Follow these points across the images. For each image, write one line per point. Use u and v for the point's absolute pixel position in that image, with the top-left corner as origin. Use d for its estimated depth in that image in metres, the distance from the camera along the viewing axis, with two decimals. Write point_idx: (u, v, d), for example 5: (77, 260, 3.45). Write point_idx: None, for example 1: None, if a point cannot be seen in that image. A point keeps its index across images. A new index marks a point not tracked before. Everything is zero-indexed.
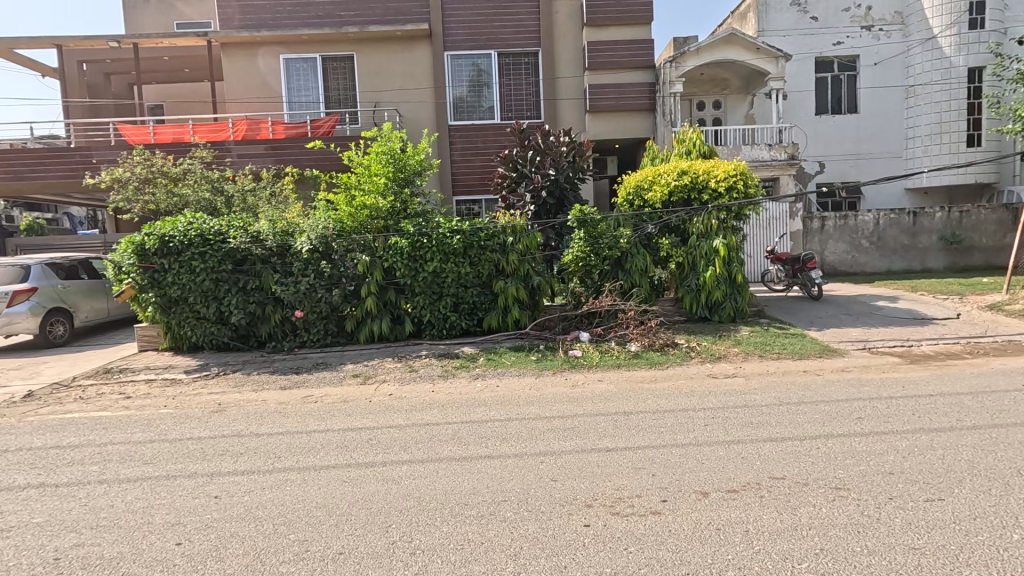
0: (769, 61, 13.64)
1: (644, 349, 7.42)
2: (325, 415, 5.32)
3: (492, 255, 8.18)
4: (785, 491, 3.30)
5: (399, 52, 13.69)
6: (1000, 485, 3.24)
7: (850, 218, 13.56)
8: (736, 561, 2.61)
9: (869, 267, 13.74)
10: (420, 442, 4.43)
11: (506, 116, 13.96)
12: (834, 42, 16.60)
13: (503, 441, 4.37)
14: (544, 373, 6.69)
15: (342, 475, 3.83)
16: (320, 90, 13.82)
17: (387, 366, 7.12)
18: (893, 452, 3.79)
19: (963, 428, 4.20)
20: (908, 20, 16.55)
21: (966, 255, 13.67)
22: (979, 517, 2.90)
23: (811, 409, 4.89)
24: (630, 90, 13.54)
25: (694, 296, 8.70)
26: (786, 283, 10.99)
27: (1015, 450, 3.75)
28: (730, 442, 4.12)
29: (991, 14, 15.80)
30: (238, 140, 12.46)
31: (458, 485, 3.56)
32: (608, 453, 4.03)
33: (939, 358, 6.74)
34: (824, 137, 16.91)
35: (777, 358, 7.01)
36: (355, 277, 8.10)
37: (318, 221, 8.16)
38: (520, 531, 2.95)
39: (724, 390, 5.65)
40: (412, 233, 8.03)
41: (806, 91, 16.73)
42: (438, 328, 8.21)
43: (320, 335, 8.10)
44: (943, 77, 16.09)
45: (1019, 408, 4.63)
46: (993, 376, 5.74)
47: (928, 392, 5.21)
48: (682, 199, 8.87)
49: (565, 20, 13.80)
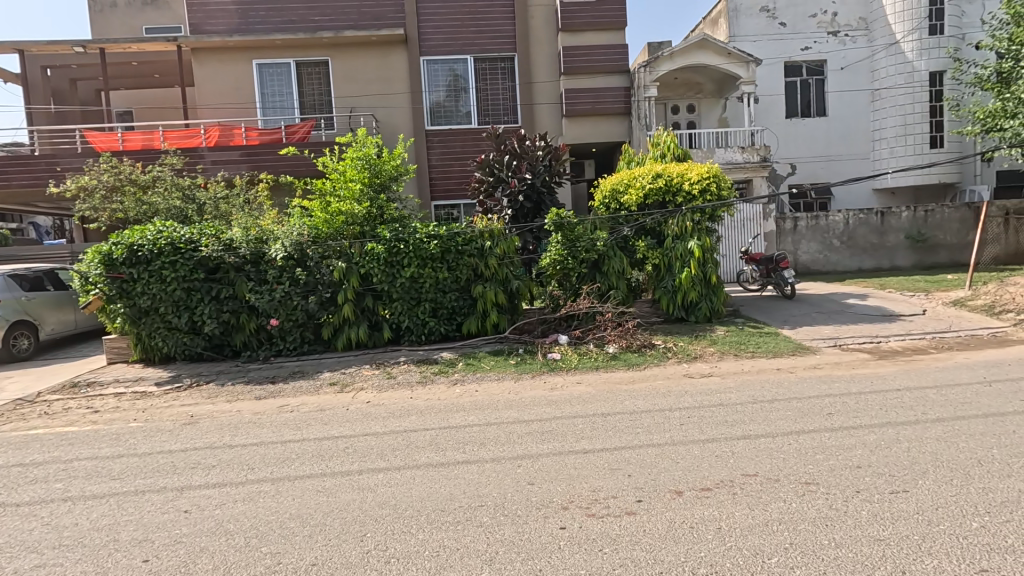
0: (740, 66, 13.97)
1: (621, 350, 7.51)
2: (301, 425, 5.24)
3: (470, 260, 8.17)
4: (756, 487, 3.36)
5: (374, 57, 13.62)
6: (961, 475, 3.35)
7: (821, 218, 13.89)
8: (708, 559, 2.64)
9: (840, 265, 14.09)
10: (397, 450, 4.40)
11: (484, 120, 14.00)
12: (802, 48, 17.03)
13: (480, 446, 4.36)
14: (524, 376, 6.71)
15: (316, 485, 3.78)
16: (295, 96, 13.67)
17: (365, 373, 7.07)
18: (861, 446, 3.89)
19: (927, 421, 4.33)
20: (872, 25, 17.07)
21: (931, 253, 14.11)
22: (941, 507, 2.99)
23: (784, 406, 4.99)
24: (605, 94, 13.71)
25: (671, 296, 8.81)
26: (760, 283, 11.19)
27: (976, 441, 3.87)
28: (705, 441, 4.17)
29: (949, 20, 16.43)
30: (211, 147, 12.26)
31: (435, 492, 3.54)
32: (585, 455, 4.05)
33: (906, 354, 6.95)
34: (795, 139, 17.30)
35: (751, 357, 7.13)
36: (331, 283, 8.02)
37: (292, 228, 8.05)
38: (496, 536, 2.94)
39: (699, 390, 5.74)
40: (388, 238, 7.97)
41: (776, 94, 17.13)
42: (417, 333, 8.17)
43: (297, 343, 8.01)
44: (906, 81, 16.61)
45: (979, 400, 4.80)
46: (957, 370, 5.93)
47: (895, 387, 5.36)
48: (657, 201, 8.94)
49: (540, 25, 13.89)
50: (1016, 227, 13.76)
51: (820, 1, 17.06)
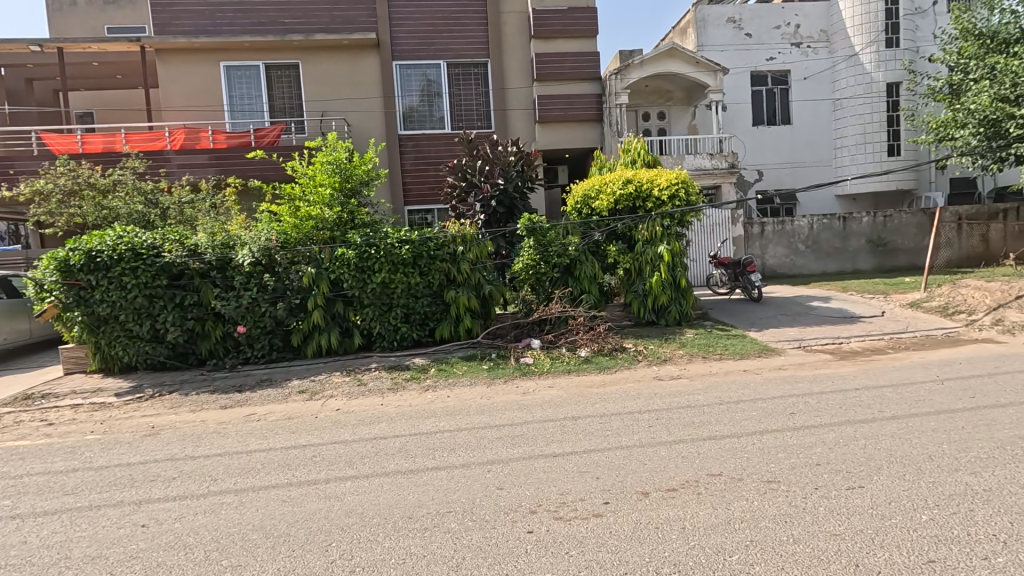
0: (708, 74, 14.28)
1: (593, 353, 7.59)
2: (267, 434, 5.13)
3: (442, 265, 8.15)
4: (720, 486, 3.43)
5: (346, 61, 13.50)
6: (913, 470, 3.48)
7: (787, 223, 14.30)
8: (672, 558, 2.68)
9: (806, 269, 14.50)
10: (366, 457, 4.35)
11: (457, 125, 13.99)
12: (767, 58, 17.55)
13: (451, 451, 4.34)
14: (496, 381, 6.71)
15: (282, 495, 3.70)
16: (264, 99, 13.45)
17: (335, 380, 6.97)
18: (821, 444, 4.01)
19: (883, 419, 4.49)
20: (833, 37, 17.70)
21: (891, 256, 14.66)
22: (894, 501, 3.10)
23: (750, 406, 5.10)
24: (577, 101, 13.90)
25: (642, 301, 8.95)
26: (728, 286, 11.46)
27: (928, 436, 4.03)
28: (672, 442, 4.25)
29: (904, 34, 17.14)
30: (177, 150, 11.96)
31: (403, 499, 3.51)
32: (554, 458, 4.07)
33: (866, 354, 7.19)
34: (761, 147, 17.78)
35: (719, 358, 7.29)
36: (301, 289, 7.90)
37: (260, 233, 7.90)
38: (463, 542, 2.93)
39: (669, 391, 5.85)
40: (359, 244, 7.90)
41: (743, 103, 17.58)
42: (389, 339, 8.10)
43: (265, 350, 7.86)
44: (865, 91, 17.26)
45: (932, 398, 5.00)
46: (913, 369, 6.16)
47: (853, 386, 5.54)
48: (628, 207, 9.05)
49: (513, 32, 13.98)
50: (968, 231, 14.41)
51: (784, 13, 17.62)
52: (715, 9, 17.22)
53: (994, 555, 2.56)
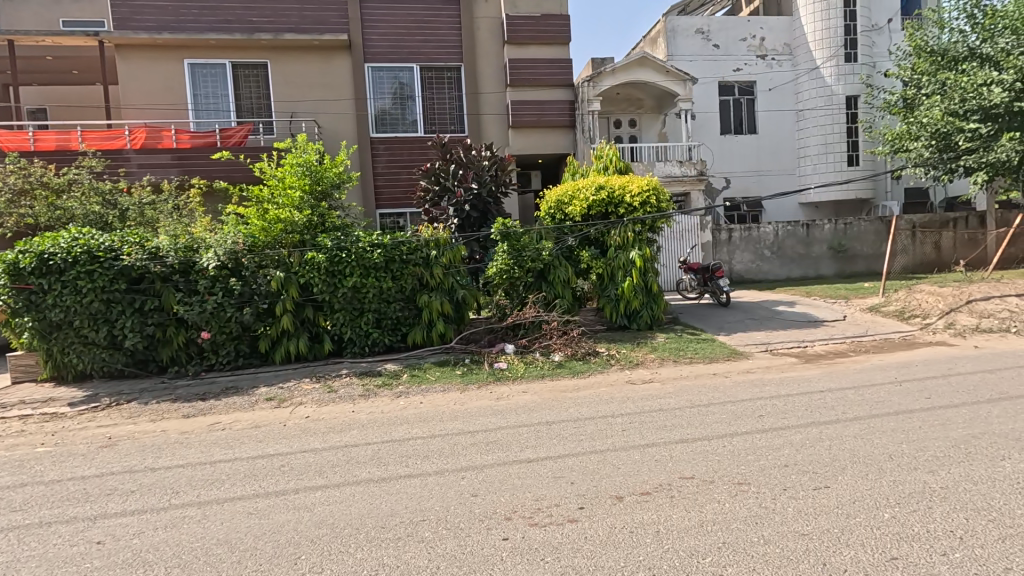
0: (677, 84, 14.68)
1: (567, 358, 7.62)
2: (233, 443, 4.96)
3: (415, 269, 8.06)
4: (693, 489, 3.47)
5: (316, 61, 13.28)
6: (875, 469, 3.60)
7: (753, 230, 14.70)
8: (646, 562, 2.70)
9: (771, 274, 14.91)
10: (337, 466, 4.24)
11: (430, 129, 13.91)
12: (734, 69, 18.05)
13: (424, 459, 4.28)
14: (469, 387, 6.65)
15: (248, 507, 3.58)
16: (231, 98, 13.10)
17: (305, 388, 6.79)
18: (788, 446, 4.11)
19: (846, 420, 4.63)
20: (795, 51, 18.35)
21: (851, 262, 15.22)
22: (857, 500, 3.20)
23: (720, 409, 5.20)
24: (550, 107, 14.02)
25: (614, 305, 9.05)
26: (698, 291, 11.67)
27: (887, 437, 4.18)
28: (645, 446, 4.29)
29: (862, 49, 17.89)
30: (137, 149, 11.53)
31: (375, 508, 3.44)
32: (529, 464, 4.05)
33: (828, 357, 7.42)
34: (729, 155, 18.25)
35: (690, 362, 7.42)
36: (268, 293, 7.69)
37: (226, 236, 7.67)
38: (437, 551, 2.88)
39: (641, 395, 5.91)
40: (329, 247, 7.73)
41: (711, 112, 18.01)
42: (360, 345, 7.98)
43: (231, 357, 7.62)
44: (826, 103, 17.93)
45: (891, 399, 5.19)
46: (873, 371, 6.38)
47: (818, 389, 5.71)
48: (600, 212, 9.16)
49: (487, 37, 13.99)
50: (921, 239, 15.10)
51: (750, 26, 18.17)
52: (684, 20, 17.63)
53: (952, 550, 2.66)
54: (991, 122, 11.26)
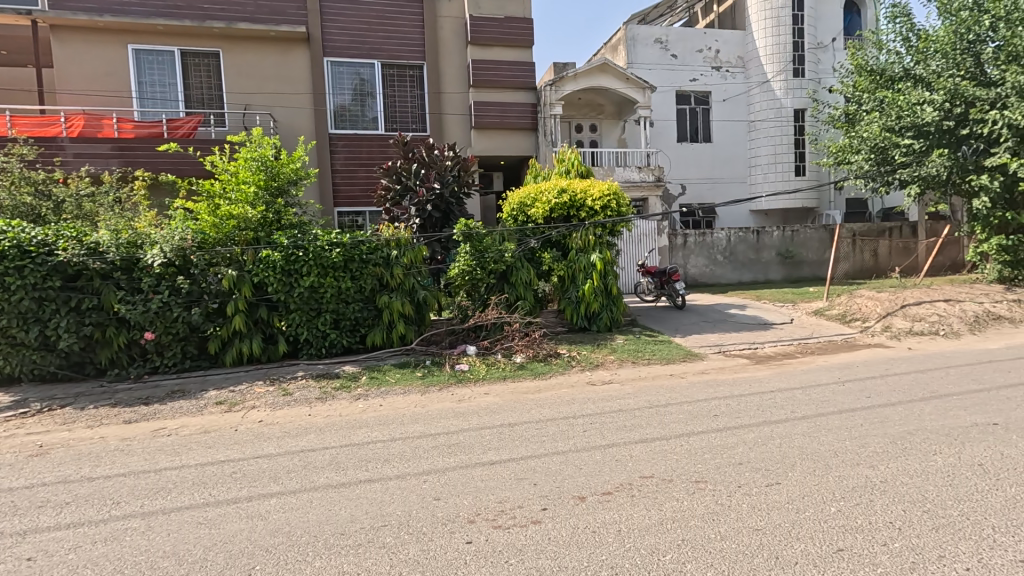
0: (637, 91, 15.06)
1: (529, 359, 7.65)
2: (178, 450, 4.71)
3: (376, 269, 7.90)
4: (653, 488, 3.55)
5: (273, 54, 12.85)
6: (822, 466, 3.78)
7: (707, 236, 15.21)
8: (608, 561, 2.73)
9: (724, 279, 15.45)
10: (293, 471, 4.11)
11: (391, 127, 13.70)
12: (691, 79, 18.64)
13: (384, 463, 4.20)
14: (431, 389, 6.58)
15: (197, 516, 3.41)
16: (179, 87, 12.48)
17: (257, 391, 6.54)
18: (742, 444, 4.26)
19: (796, 419, 4.85)
20: (748, 64, 19.14)
21: (797, 268, 15.97)
22: (807, 496, 3.34)
23: (678, 409, 5.34)
24: (513, 110, 14.08)
25: (575, 307, 9.14)
26: (655, 293, 11.97)
27: (833, 434, 4.40)
28: (606, 446, 4.35)
29: (809, 65, 18.86)
30: (73, 137, 10.89)
31: (334, 515, 3.35)
32: (492, 466, 4.04)
33: (777, 358, 7.76)
34: (685, 162, 18.81)
35: (648, 363, 7.60)
36: (219, 293, 7.38)
37: (173, 231, 7.31)
38: (399, 557, 2.83)
39: (602, 396, 5.99)
40: (286, 246, 7.49)
41: (669, 120, 18.51)
42: (317, 346, 7.75)
43: (176, 359, 7.27)
44: (776, 115, 18.79)
45: (836, 398, 5.48)
46: (819, 372, 6.72)
47: (770, 388, 5.96)
48: (562, 215, 9.24)
49: (450, 36, 13.90)
50: (861, 246, 16.00)
51: (706, 38, 18.81)
52: (644, 29, 18.05)
53: (892, 540, 2.82)
54: (923, 138, 11.81)
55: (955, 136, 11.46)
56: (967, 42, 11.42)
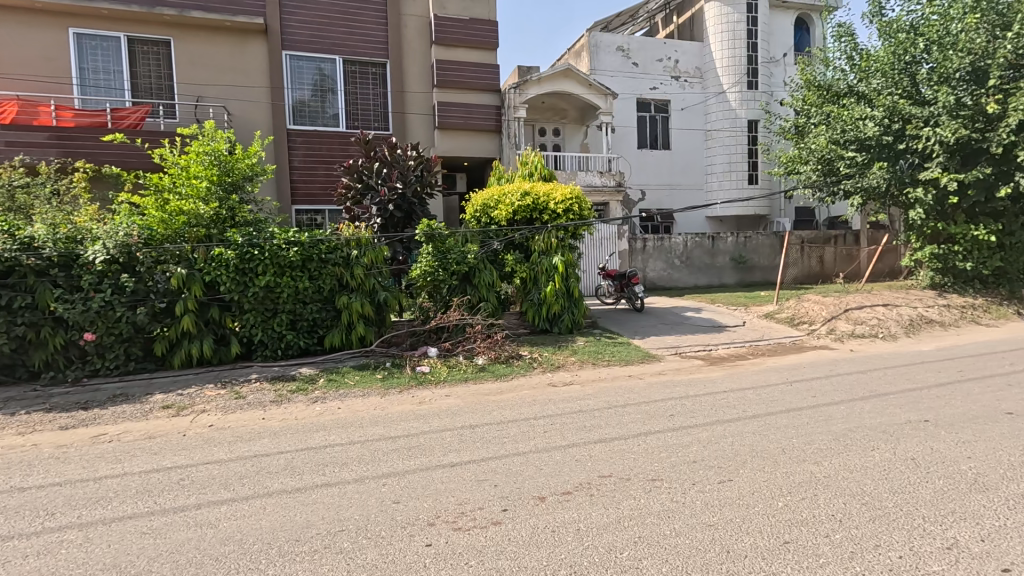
0: (600, 97, 15.33)
1: (490, 361, 7.64)
2: (120, 457, 4.47)
3: (335, 269, 7.75)
4: (611, 487, 3.61)
5: (229, 45, 12.40)
6: (770, 462, 3.95)
7: (665, 240, 15.63)
8: (568, 560, 2.77)
9: (681, 282, 15.90)
10: (246, 477, 3.97)
11: (353, 124, 13.45)
12: (651, 87, 19.11)
13: (342, 466, 4.12)
14: (391, 392, 6.48)
15: (141, 526, 3.25)
16: (125, 75, 11.85)
17: (208, 395, 6.27)
18: (696, 443, 4.40)
19: (747, 418, 5.04)
20: (706, 75, 19.78)
21: (750, 273, 16.60)
22: (756, 491, 3.48)
23: (636, 409, 5.46)
24: (477, 111, 14.07)
25: (537, 309, 9.20)
26: (615, 296, 12.20)
27: (781, 432, 4.60)
28: (566, 447, 4.41)
29: (762, 78, 19.68)
30: (6, 125, 10.22)
31: (290, 521, 3.26)
32: (452, 468, 4.01)
33: (730, 360, 8.05)
34: (645, 168, 19.27)
35: (608, 365, 7.73)
36: (167, 292, 7.05)
37: (118, 227, 6.95)
38: (357, 561, 2.78)
39: (562, 397, 6.06)
40: (240, 244, 7.24)
41: (630, 126, 18.91)
42: (273, 348, 7.53)
43: (119, 361, 6.89)
44: (731, 125, 19.50)
45: (785, 398, 5.72)
46: (768, 373, 7.01)
47: (723, 389, 6.16)
48: (525, 218, 9.28)
49: (414, 35, 13.78)
50: (809, 253, 16.77)
51: (666, 48, 19.34)
52: (607, 37, 18.41)
53: (833, 532, 2.97)
54: (866, 151, 12.55)
55: (894, 151, 12.15)
56: (903, 63, 12.14)
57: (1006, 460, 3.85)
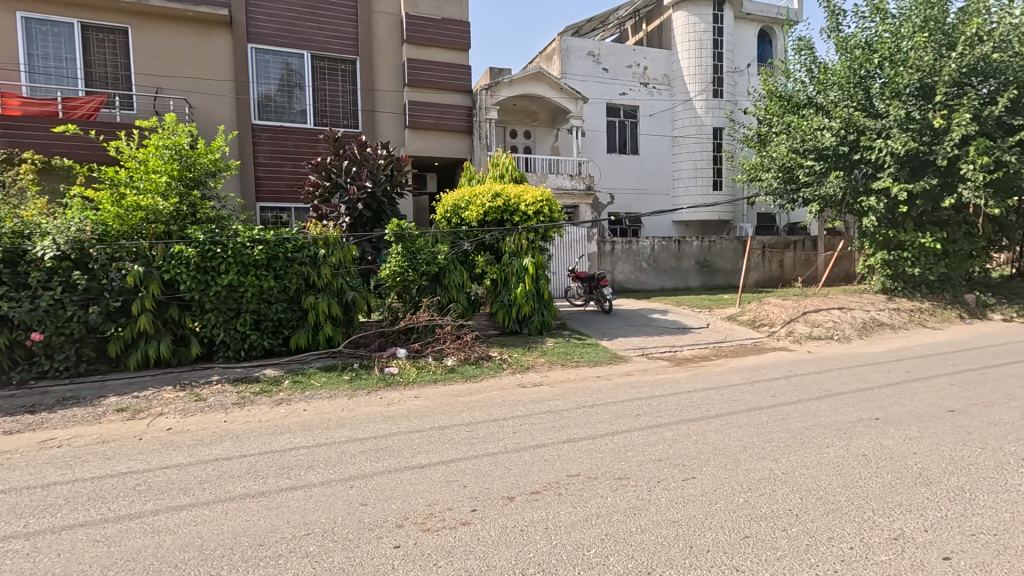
0: (570, 101, 15.49)
1: (459, 362, 7.62)
2: (71, 462, 4.28)
3: (301, 268, 7.59)
4: (579, 486, 3.67)
5: (191, 35, 12.00)
6: (732, 460, 4.08)
7: (633, 244, 15.91)
8: (536, 558, 2.79)
9: (648, 285, 16.20)
10: (206, 482, 3.85)
11: (321, 121, 13.21)
12: (620, 93, 19.43)
13: (308, 469, 4.04)
14: (359, 393, 6.40)
15: (93, 534, 3.12)
16: (78, 63, 11.32)
17: (166, 397, 6.06)
18: (662, 442, 4.50)
19: (710, 417, 5.19)
20: (673, 82, 20.24)
21: (714, 276, 17.05)
22: (718, 488, 3.59)
23: (603, 409, 5.55)
24: (448, 111, 14.03)
25: (507, 310, 9.22)
26: (584, 298, 12.32)
27: (743, 431, 4.75)
28: (535, 447, 4.44)
29: (727, 87, 20.25)
30: None
31: (253, 525, 3.18)
32: (421, 470, 4.00)
33: (694, 360, 8.26)
34: (614, 172, 19.56)
35: (576, 365, 7.82)
36: (123, 290, 6.78)
37: (69, 221, 6.65)
38: (323, 565, 2.74)
39: (531, 398, 6.10)
40: (202, 241, 7.02)
41: (600, 130, 19.17)
42: (234, 349, 7.33)
43: (69, 362, 6.57)
44: (697, 132, 20.01)
45: (747, 398, 5.91)
46: (730, 373, 7.23)
47: (688, 389, 6.32)
48: (496, 219, 9.31)
49: (385, 33, 13.64)
50: (770, 257, 17.37)
51: (635, 55, 19.71)
52: (578, 41, 18.62)
53: (790, 526, 3.09)
54: (824, 161, 13.08)
55: (849, 160, 12.73)
56: (859, 78, 12.66)
57: (948, 455, 4.09)
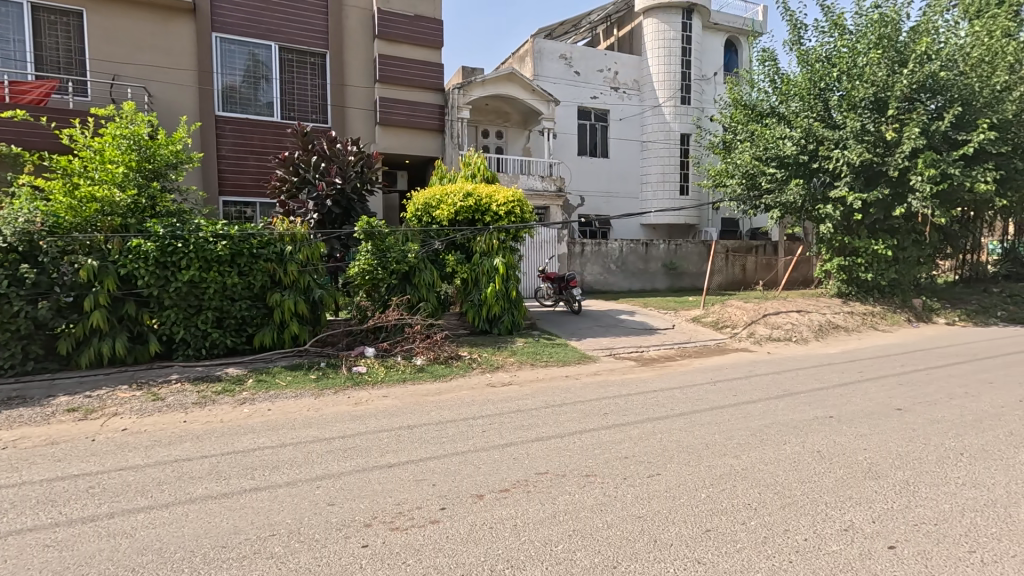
0: (542, 103, 15.57)
1: (429, 362, 7.59)
2: (18, 465, 4.08)
3: (267, 265, 7.42)
4: (547, 483, 3.72)
5: (151, 21, 11.57)
6: (695, 457, 4.20)
7: (602, 245, 16.16)
8: (505, 555, 2.82)
9: (617, 286, 16.45)
10: (164, 484, 3.74)
11: (288, 114, 12.92)
12: (591, 96, 19.69)
13: (273, 469, 3.97)
14: (326, 392, 6.29)
15: (43, 539, 2.99)
16: (27, 45, 10.75)
17: (121, 397, 5.83)
18: (628, 440, 4.60)
19: (675, 416, 5.32)
20: (643, 88, 20.61)
21: (679, 279, 17.46)
22: (680, 484, 3.70)
23: (571, 408, 5.62)
24: (420, 109, 13.92)
25: (477, 310, 9.23)
26: (554, 298, 12.44)
27: (706, 429, 4.90)
28: (504, 446, 4.47)
29: (694, 94, 20.76)
30: None
31: (215, 527, 3.11)
32: (389, 469, 3.98)
33: (660, 361, 8.45)
34: (585, 174, 19.80)
35: (545, 365, 7.89)
36: (75, 285, 6.50)
37: (16, 211, 6.34)
38: (289, 565, 2.71)
39: (501, 397, 6.13)
40: (162, 235, 6.79)
41: (571, 133, 19.37)
42: (195, 347, 7.10)
43: (14, 360, 6.24)
44: (665, 138, 20.45)
45: (710, 397, 6.07)
46: (695, 373, 7.43)
47: (654, 388, 6.46)
48: (467, 219, 9.33)
49: (356, 27, 13.45)
50: (733, 261, 17.89)
51: (606, 60, 20.00)
52: (550, 44, 18.77)
53: (749, 519, 3.22)
54: (785, 168, 13.58)
55: (808, 169, 13.25)
56: (818, 90, 13.17)
57: (895, 450, 4.32)
